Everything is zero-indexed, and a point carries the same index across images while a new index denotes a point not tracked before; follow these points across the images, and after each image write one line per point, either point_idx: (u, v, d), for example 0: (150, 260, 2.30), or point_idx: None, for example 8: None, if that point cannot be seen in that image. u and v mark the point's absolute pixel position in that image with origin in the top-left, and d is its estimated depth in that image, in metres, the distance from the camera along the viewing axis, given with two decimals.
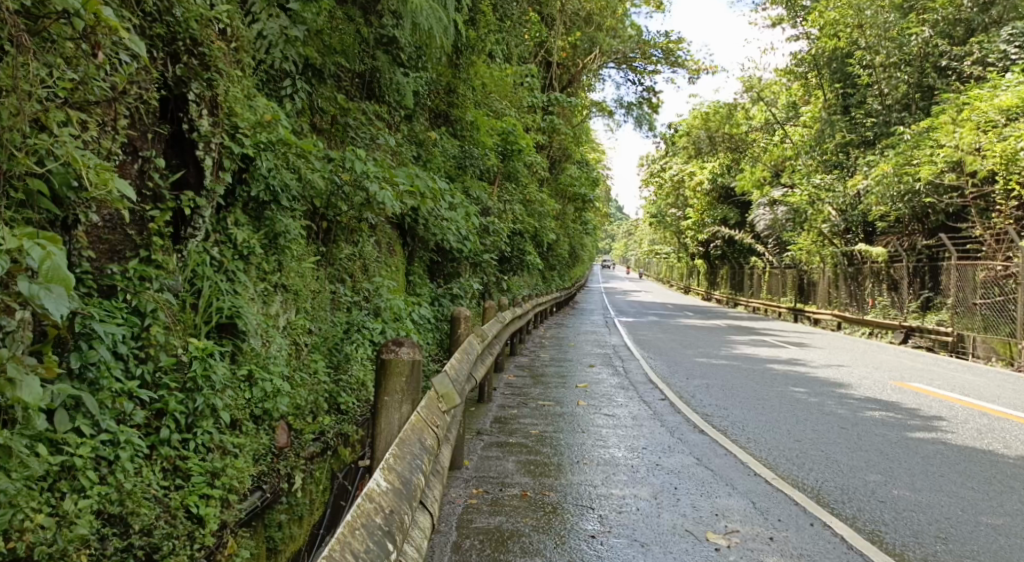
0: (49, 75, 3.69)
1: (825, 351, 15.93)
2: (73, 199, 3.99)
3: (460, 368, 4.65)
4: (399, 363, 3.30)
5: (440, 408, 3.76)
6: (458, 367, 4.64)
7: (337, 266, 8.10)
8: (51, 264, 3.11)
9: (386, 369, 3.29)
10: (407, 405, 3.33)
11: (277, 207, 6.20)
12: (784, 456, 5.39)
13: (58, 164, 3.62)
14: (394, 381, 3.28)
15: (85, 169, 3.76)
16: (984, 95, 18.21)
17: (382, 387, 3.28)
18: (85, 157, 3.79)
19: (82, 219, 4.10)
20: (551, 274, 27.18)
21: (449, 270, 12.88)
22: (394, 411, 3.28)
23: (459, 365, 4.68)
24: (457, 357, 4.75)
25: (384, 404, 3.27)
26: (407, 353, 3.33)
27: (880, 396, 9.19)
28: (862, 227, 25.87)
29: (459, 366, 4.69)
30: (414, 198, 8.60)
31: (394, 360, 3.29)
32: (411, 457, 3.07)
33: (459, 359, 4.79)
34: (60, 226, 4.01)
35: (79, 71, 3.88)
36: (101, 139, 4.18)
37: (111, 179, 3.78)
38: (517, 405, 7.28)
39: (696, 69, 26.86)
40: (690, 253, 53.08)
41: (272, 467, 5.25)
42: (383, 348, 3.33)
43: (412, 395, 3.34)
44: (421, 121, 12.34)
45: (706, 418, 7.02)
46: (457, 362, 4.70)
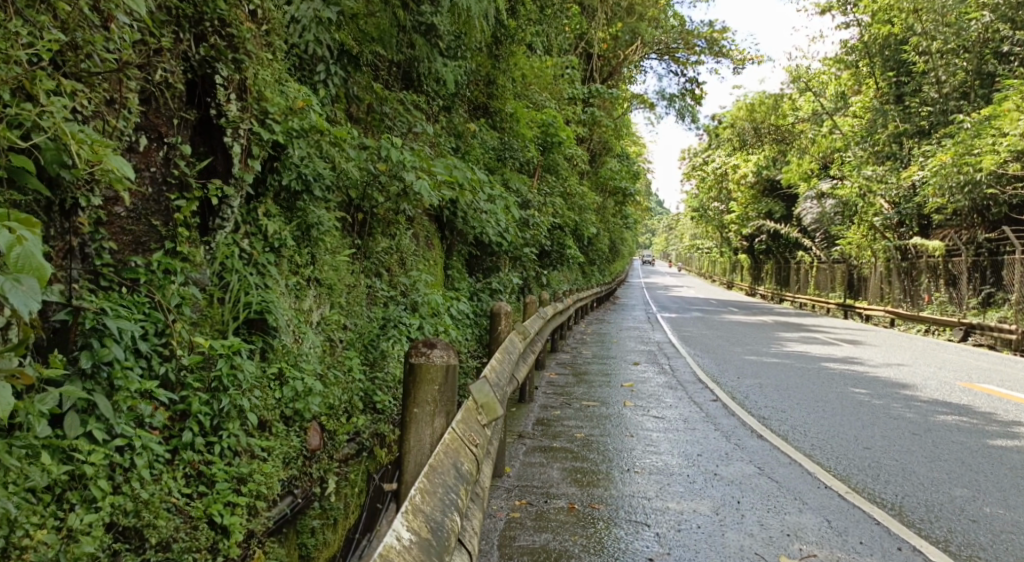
0: (30, 39, 3.41)
1: (883, 349, 15.27)
2: (68, 181, 3.71)
3: (502, 370, 4.31)
4: (431, 369, 3.02)
5: (479, 421, 3.42)
6: (500, 367, 4.30)
7: (373, 260, 7.83)
8: (22, 251, 2.79)
9: (417, 376, 3.01)
10: (441, 417, 3.05)
11: (309, 196, 5.94)
12: (855, 466, 4.96)
13: (45, 137, 3.35)
14: (426, 389, 3.03)
15: (78, 145, 3.49)
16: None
17: (412, 395, 3.02)
18: (78, 133, 3.52)
19: (82, 203, 3.81)
20: (592, 269, 26.72)
21: (488, 264, 12.57)
22: (426, 424, 3.02)
23: (500, 365, 4.33)
24: (498, 356, 4.41)
25: (414, 417, 3.01)
26: (440, 357, 3.04)
27: (948, 399, 8.63)
28: (917, 220, 24.92)
29: (501, 367, 4.35)
30: (453, 189, 8.29)
31: (426, 364, 3.02)
32: (444, 490, 2.75)
33: (501, 359, 4.45)
34: (56, 213, 3.71)
35: (75, 35, 3.66)
36: (107, 117, 3.93)
37: (106, 155, 3.51)
38: (560, 406, 6.92)
39: (741, 59, 26.11)
40: (733, 248, 52.08)
41: (304, 470, 4.97)
42: (412, 352, 3.04)
43: (448, 406, 3.06)
44: (461, 112, 12.05)
45: (763, 421, 6.58)
46: (499, 363, 4.36)
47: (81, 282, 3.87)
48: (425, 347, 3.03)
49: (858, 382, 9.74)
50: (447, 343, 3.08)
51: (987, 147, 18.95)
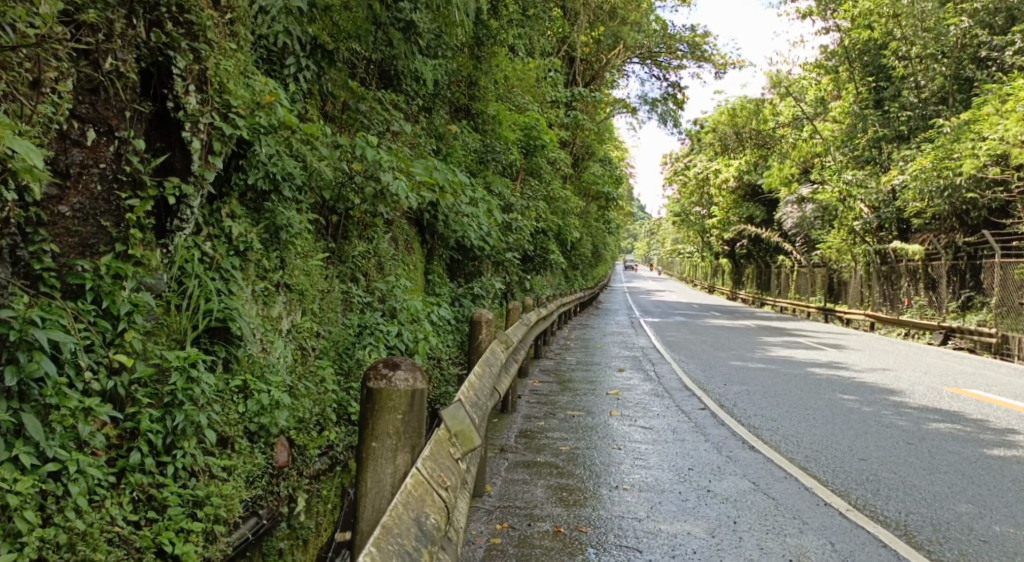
0: None
1: (867, 354, 15.15)
2: None
3: (482, 384, 4.02)
4: (393, 395, 2.72)
5: (452, 454, 3.11)
6: (479, 381, 4.00)
7: (350, 264, 7.54)
8: None
9: (377, 404, 2.72)
10: (401, 457, 2.74)
11: (278, 197, 5.60)
12: (854, 480, 4.71)
13: None
14: (388, 419, 2.73)
15: None
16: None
17: (372, 426, 2.73)
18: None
19: None
20: (574, 274, 26.49)
21: (470, 269, 12.29)
22: (387, 463, 2.73)
23: (480, 380, 4.04)
24: (478, 369, 4.11)
25: (373, 454, 2.72)
26: (403, 382, 2.73)
27: (939, 405, 8.43)
28: (897, 225, 24.94)
29: (481, 380, 4.05)
30: (432, 192, 7.99)
31: (388, 389, 2.71)
32: (400, 553, 2.44)
33: (481, 372, 4.15)
34: None
35: None
36: (30, 102, 3.60)
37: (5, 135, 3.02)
38: (544, 416, 6.63)
39: (723, 63, 26.02)
40: (714, 253, 52.16)
41: (271, 489, 4.66)
42: (369, 377, 2.74)
43: (413, 439, 2.76)
44: (442, 114, 11.76)
45: (754, 431, 6.34)
46: (479, 376, 4.07)
47: (14, 289, 3.52)
48: (386, 370, 2.73)
49: (846, 388, 9.54)
50: (414, 364, 2.78)
51: (966, 152, 18.93)
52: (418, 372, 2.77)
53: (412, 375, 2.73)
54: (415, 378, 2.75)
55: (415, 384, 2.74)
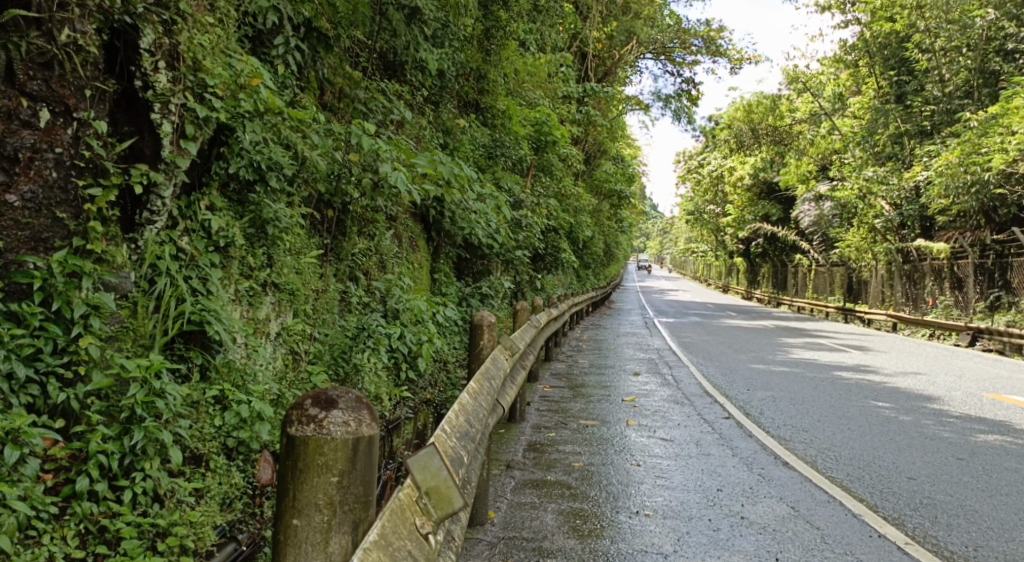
0: None
1: (894, 356, 14.56)
2: None
3: (480, 401, 3.53)
4: (325, 448, 2.16)
5: (417, 525, 2.47)
6: (475, 397, 3.51)
7: (349, 262, 7.08)
8: None
9: (303, 464, 2.17)
10: (329, 540, 2.18)
11: (264, 188, 5.09)
12: (906, 504, 4.26)
13: None
14: (319, 484, 2.17)
15: None
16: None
17: (296, 490, 2.18)
18: None
19: None
20: (586, 273, 25.96)
21: (479, 268, 11.81)
22: (316, 550, 2.17)
23: (478, 395, 3.55)
24: (475, 385, 3.62)
25: (295, 535, 2.17)
26: (339, 428, 2.17)
27: (982, 414, 7.87)
28: (918, 222, 24.30)
29: (478, 397, 3.55)
30: (437, 187, 7.50)
31: (317, 438, 2.16)
32: None
33: (478, 387, 3.65)
34: None
35: None
36: None
37: None
38: (555, 425, 6.14)
39: (739, 58, 25.43)
40: (729, 252, 51.49)
41: (252, 511, 4.12)
42: (291, 421, 2.20)
43: (349, 513, 2.20)
44: (449, 107, 11.28)
45: (785, 444, 5.83)
46: (475, 392, 3.57)
47: None
48: (317, 410, 2.19)
49: (878, 394, 8.98)
50: (356, 399, 2.23)
51: (995, 146, 18.23)
52: (361, 411, 2.22)
53: (349, 418, 2.19)
54: (354, 423, 2.20)
55: (355, 431, 2.19)
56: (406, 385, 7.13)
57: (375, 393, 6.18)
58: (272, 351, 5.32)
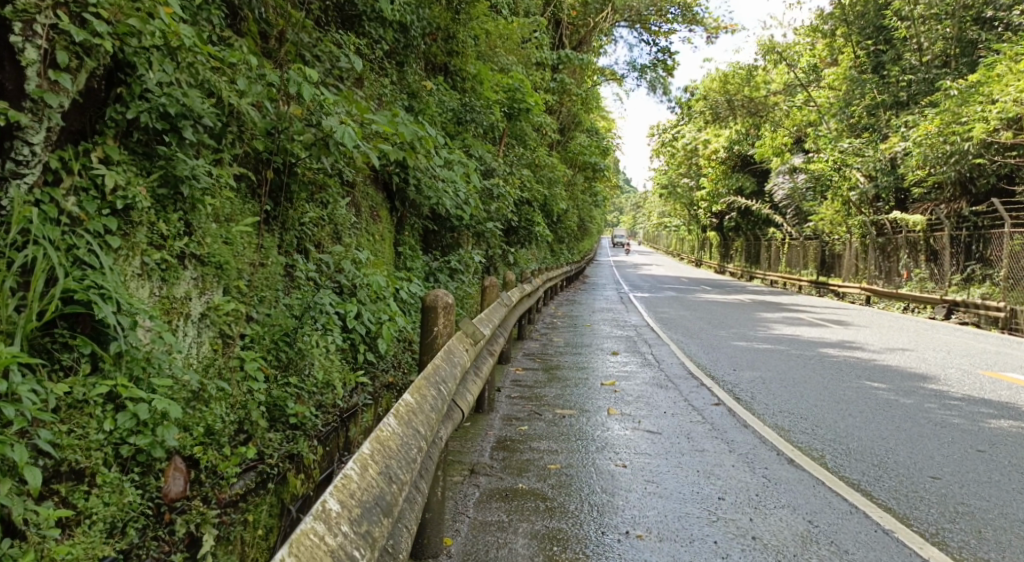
0: None
1: (876, 331, 14.05)
2: None
3: (415, 422, 2.78)
4: None
5: None
6: (410, 418, 2.76)
7: (297, 232, 6.26)
8: None
9: None
10: None
11: (178, 139, 4.24)
12: (941, 514, 3.60)
13: None
14: None
15: None
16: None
17: None
18: None
19: None
20: (560, 248, 25.26)
21: (448, 241, 10.99)
22: None
23: (413, 414, 2.81)
24: (412, 399, 2.88)
25: None
26: None
27: (982, 395, 7.28)
28: (894, 195, 23.89)
29: (411, 417, 2.79)
30: (399, 149, 6.68)
31: None
32: None
33: (417, 401, 2.90)
34: None
35: None
36: None
37: None
38: (528, 416, 5.42)
39: (716, 26, 24.67)
40: (702, 226, 51.04)
41: (152, 532, 3.38)
42: None
43: None
44: (415, 67, 10.38)
45: (786, 432, 5.15)
46: (410, 409, 2.82)
47: None
48: None
49: (869, 373, 8.37)
50: None
51: (974, 115, 17.55)
52: None
53: None
54: None
55: None
56: (362, 369, 6.40)
57: (325, 380, 5.43)
58: (193, 338, 4.51)
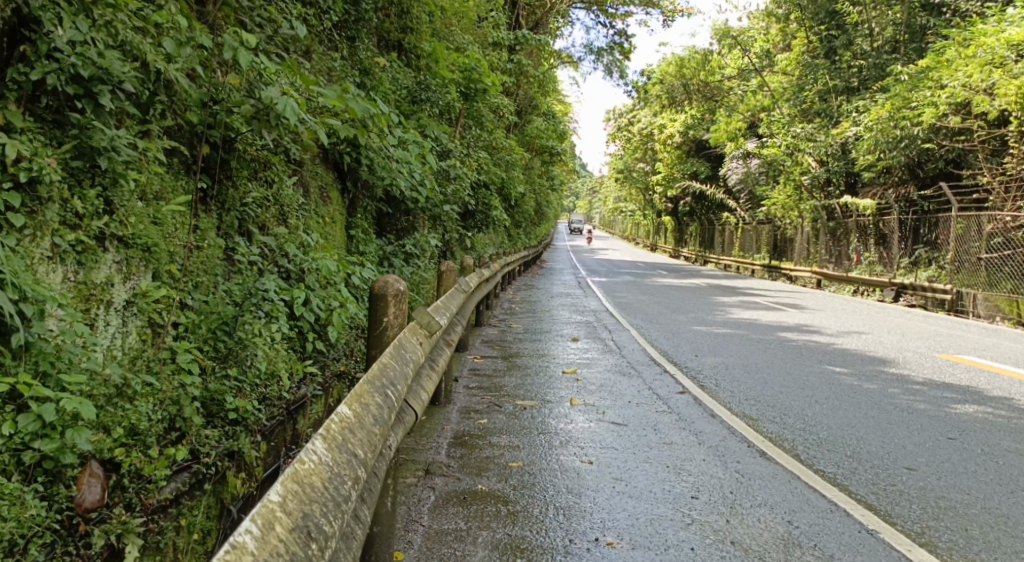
0: None
1: (831, 314, 14.03)
2: None
3: (350, 443, 2.41)
4: None
5: None
6: (340, 440, 2.38)
7: (238, 212, 5.81)
8: None
9: None
10: None
11: (93, 106, 3.83)
12: (923, 510, 3.40)
13: None
14: None
15: None
16: (991, 29, 16.08)
17: None
18: None
19: None
20: (517, 232, 24.95)
21: (403, 224, 10.56)
22: None
23: (350, 433, 2.44)
24: (349, 412, 2.52)
25: None
26: None
27: (944, 380, 7.18)
28: (844, 179, 24.10)
29: (346, 434, 2.43)
30: (348, 127, 6.27)
31: None
32: None
33: (356, 414, 2.54)
34: None
35: None
36: None
37: None
38: (487, 408, 5.14)
39: (672, 10, 24.50)
40: (658, 210, 51.22)
41: (63, 546, 3.03)
42: None
43: None
44: (367, 43, 9.90)
45: (755, 420, 4.94)
46: (346, 427, 2.45)
47: None
48: None
49: (829, 357, 8.23)
50: None
51: (924, 101, 17.50)
52: None
53: None
54: None
55: None
56: (311, 358, 6.02)
57: (269, 370, 5.06)
58: (118, 327, 4.09)
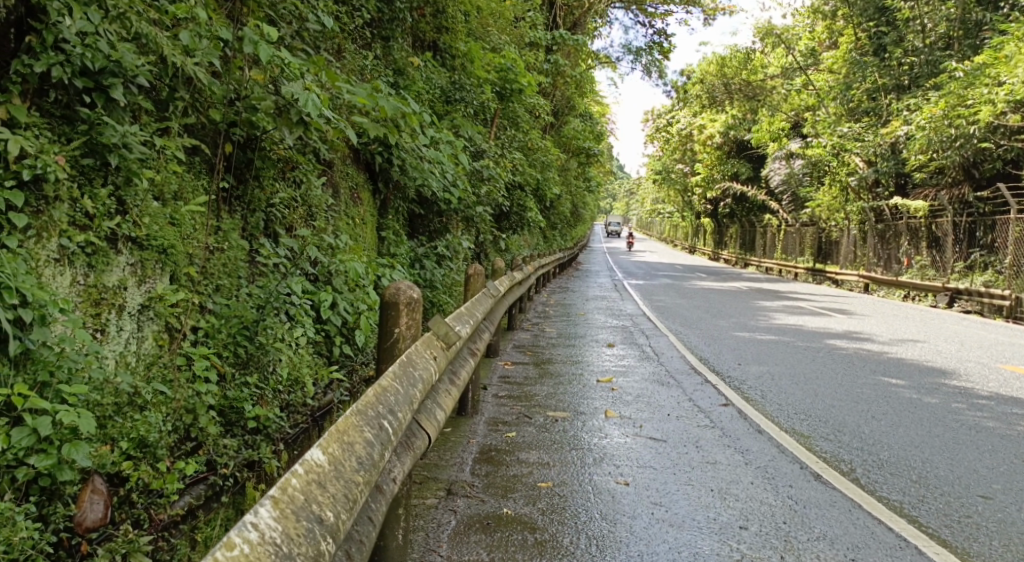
0: None
1: (882, 320, 13.49)
2: None
3: (312, 504, 1.97)
4: None
5: None
6: (299, 504, 1.92)
7: (264, 212, 5.61)
8: None
9: None
10: None
11: (105, 102, 3.67)
12: (1005, 548, 3.04)
13: None
14: None
15: None
16: None
17: None
18: None
19: None
20: (554, 234, 24.62)
21: (436, 225, 10.33)
22: None
23: (318, 487, 2.03)
24: (324, 458, 2.12)
25: None
26: None
27: (1011, 394, 6.71)
28: (894, 180, 23.33)
29: (311, 491, 2.00)
30: (378, 126, 6.05)
31: None
32: None
33: (331, 461, 2.13)
34: None
35: None
36: None
37: None
38: (516, 420, 4.85)
39: (714, 8, 23.98)
40: (697, 212, 50.43)
41: None
42: None
43: None
44: (401, 43, 9.70)
45: (807, 439, 4.58)
46: (310, 481, 2.01)
47: None
48: None
49: (883, 368, 7.78)
50: None
51: (981, 98, 16.77)
52: None
53: None
54: None
55: None
56: (338, 364, 5.79)
57: (293, 376, 4.83)
58: (132, 332, 3.87)
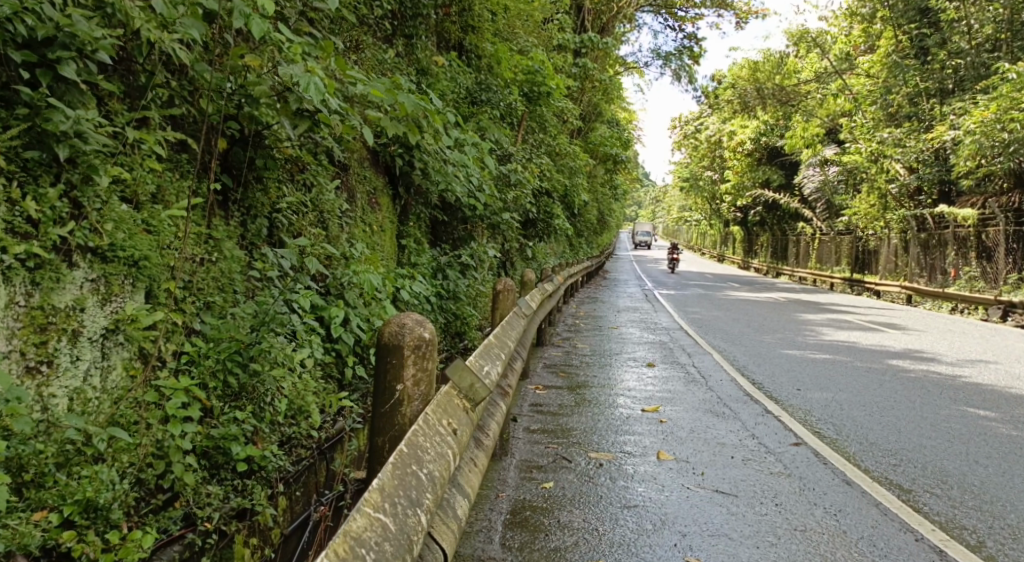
0: None
1: (940, 337, 12.50)
2: None
3: None
4: None
5: None
6: None
7: (265, 217, 4.87)
8: None
9: None
10: None
11: (51, 81, 3.03)
12: None
13: None
14: None
15: None
16: None
17: None
18: None
19: None
20: (579, 242, 23.81)
21: (460, 233, 9.62)
22: None
23: None
24: None
25: None
26: None
27: None
28: (938, 187, 22.23)
29: None
30: (397, 123, 5.31)
31: None
32: None
33: None
34: None
35: None
36: None
37: None
38: (554, 463, 4.14)
39: (746, 11, 23.04)
40: (726, 220, 49.26)
41: None
42: None
43: None
44: (424, 41, 8.99)
45: (910, 492, 3.79)
46: None
47: None
48: None
49: (965, 396, 6.86)
50: None
51: None
52: None
53: None
54: None
55: None
56: (352, 388, 5.04)
57: (295, 405, 4.06)
58: (95, 362, 3.19)
